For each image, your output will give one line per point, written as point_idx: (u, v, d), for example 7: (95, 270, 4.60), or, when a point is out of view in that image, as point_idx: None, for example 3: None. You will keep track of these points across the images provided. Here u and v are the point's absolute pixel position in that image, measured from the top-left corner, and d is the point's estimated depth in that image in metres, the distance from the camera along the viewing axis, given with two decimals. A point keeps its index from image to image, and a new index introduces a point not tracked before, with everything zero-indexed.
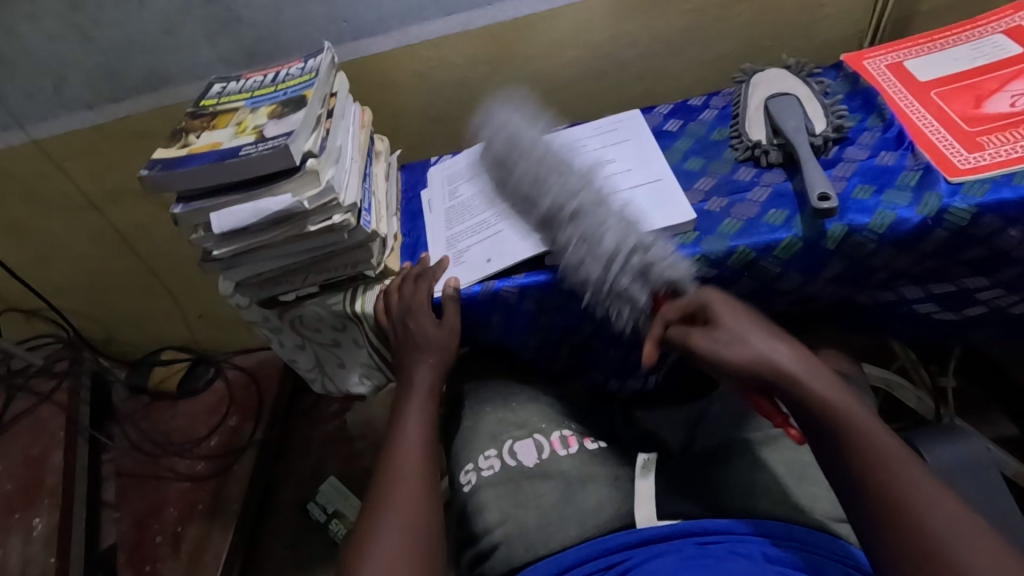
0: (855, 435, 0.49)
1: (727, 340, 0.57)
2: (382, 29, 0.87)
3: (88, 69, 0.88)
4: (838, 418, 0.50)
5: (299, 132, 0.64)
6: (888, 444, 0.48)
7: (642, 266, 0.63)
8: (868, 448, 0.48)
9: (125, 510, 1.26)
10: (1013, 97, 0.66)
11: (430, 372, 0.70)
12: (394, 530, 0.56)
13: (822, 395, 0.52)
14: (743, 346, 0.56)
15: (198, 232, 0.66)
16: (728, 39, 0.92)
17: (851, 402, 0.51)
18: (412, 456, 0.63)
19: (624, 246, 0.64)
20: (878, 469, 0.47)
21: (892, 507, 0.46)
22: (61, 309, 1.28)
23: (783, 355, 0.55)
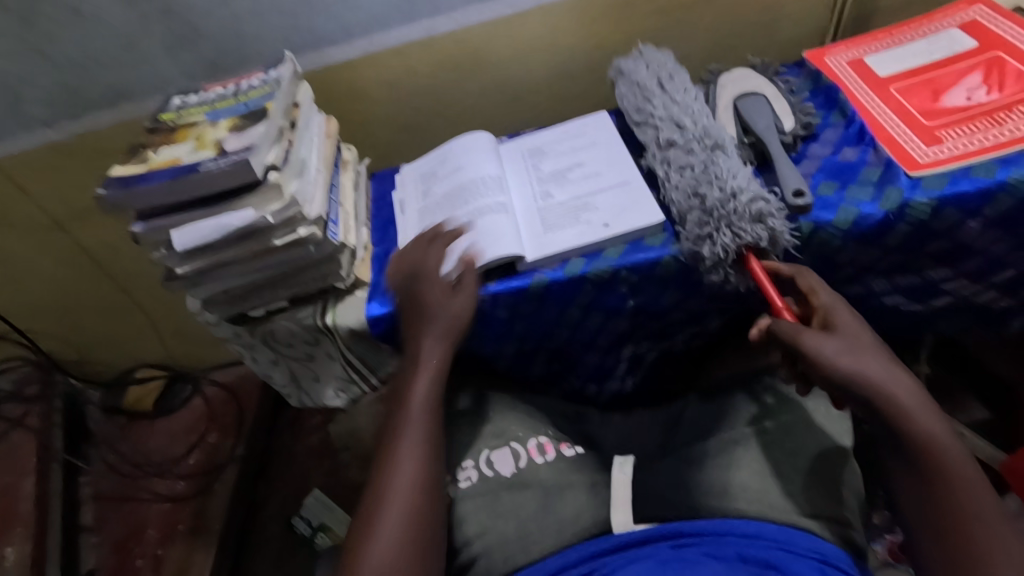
0: (945, 481, 0.49)
1: (836, 351, 0.54)
2: (346, 38, 0.86)
3: (44, 86, 0.86)
4: (938, 459, 0.50)
5: (260, 144, 0.62)
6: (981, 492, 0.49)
7: (760, 211, 0.61)
8: (957, 493, 0.49)
9: (104, 534, 1.22)
10: (969, 91, 0.67)
11: (441, 343, 0.64)
12: (393, 534, 0.55)
13: (916, 432, 0.51)
14: (853, 360, 0.53)
15: (160, 251, 0.64)
16: (693, 38, 0.93)
17: (955, 445, 0.51)
18: (414, 442, 0.60)
19: (748, 190, 0.63)
20: (966, 519, 0.48)
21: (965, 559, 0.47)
22: (28, 331, 1.24)
23: (893, 379, 0.53)
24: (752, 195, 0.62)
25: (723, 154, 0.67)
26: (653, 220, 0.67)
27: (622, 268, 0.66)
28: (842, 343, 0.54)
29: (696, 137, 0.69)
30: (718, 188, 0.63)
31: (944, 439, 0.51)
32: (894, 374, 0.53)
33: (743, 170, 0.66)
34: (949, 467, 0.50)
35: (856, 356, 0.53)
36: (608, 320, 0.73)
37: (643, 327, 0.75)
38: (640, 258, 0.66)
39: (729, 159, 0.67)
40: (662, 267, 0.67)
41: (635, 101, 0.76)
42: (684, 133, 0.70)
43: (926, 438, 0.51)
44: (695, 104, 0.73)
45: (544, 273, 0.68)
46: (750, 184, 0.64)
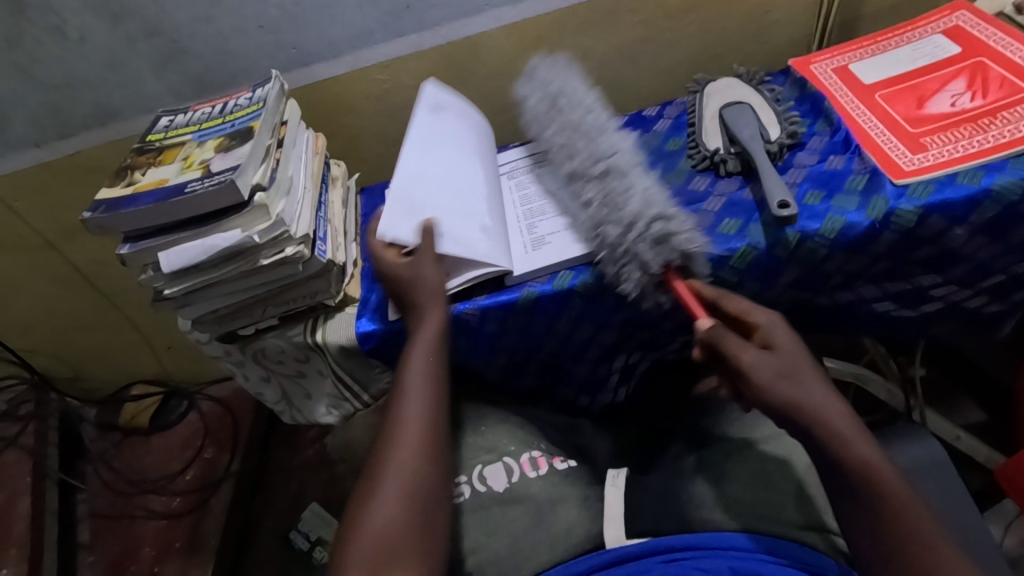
0: (891, 508, 0.48)
1: (774, 378, 0.54)
2: (333, 54, 0.87)
3: (32, 109, 0.86)
4: (880, 486, 0.49)
5: (245, 165, 0.62)
6: (926, 525, 0.48)
7: (659, 234, 0.61)
8: (903, 522, 0.48)
9: (101, 553, 1.21)
10: (953, 97, 0.67)
11: (436, 318, 0.64)
12: (391, 506, 0.53)
13: (853, 460, 0.50)
14: (788, 386, 0.53)
15: (147, 273, 0.64)
16: (680, 48, 0.93)
17: (894, 474, 0.50)
18: (412, 417, 0.59)
19: (644, 213, 0.62)
20: (921, 552, 0.47)
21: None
22: (20, 350, 1.24)
23: (827, 405, 0.53)
24: (649, 219, 0.62)
25: (619, 173, 0.67)
26: None
27: (609, 280, 0.67)
28: (779, 366, 0.55)
29: (593, 162, 0.69)
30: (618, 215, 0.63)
31: (882, 467, 0.50)
32: (826, 396, 0.53)
33: (641, 187, 0.65)
34: (893, 494, 0.49)
35: (792, 380, 0.54)
36: (597, 332, 0.73)
37: (633, 338, 0.75)
38: None
39: (628, 177, 0.66)
40: None
41: (546, 137, 0.78)
42: (583, 158, 0.70)
43: (867, 465, 0.50)
44: (590, 122, 0.72)
45: (533, 287, 0.68)
46: (647, 202, 0.63)
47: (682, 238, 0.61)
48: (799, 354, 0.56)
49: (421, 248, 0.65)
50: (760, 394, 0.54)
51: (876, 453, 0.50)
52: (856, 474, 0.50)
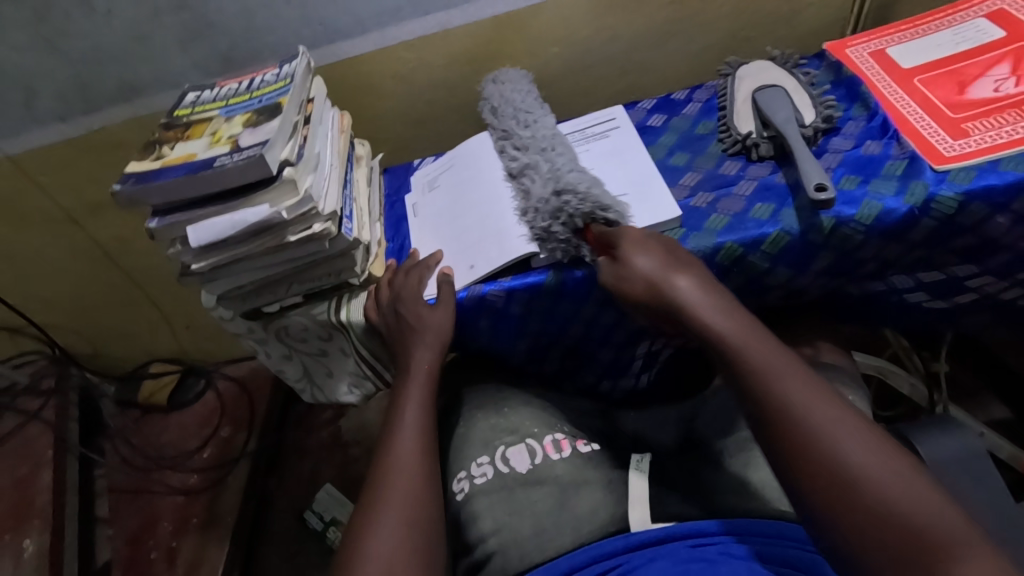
0: (757, 371, 0.51)
1: (636, 283, 0.59)
2: (359, 31, 0.86)
3: (59, 82, 0.86)
4: (771, 382, 0.50)
5: (274, 140, 0.62)
6: (804, 389, 0.49)
7: (557, 207, 0.64)
8: (782, 397, 0.49)
9: (119, 527, 1.23)
10: (997, 82, 0.65)
11: (431, 359, 0.67)
12: (394, 532, 0.54)
13: (727, 337, 0.53)
14: (650, 287, 0.58)
15: (176, 247, 0.64)
16: (710, 30, 0.92)
17: (761, 346, 0.52)
18: (409, 446, 0.61)
19: (549, 193, 0.66)
20: (801, 410, 0.48)
21: (802, 458, 0.46)
22: (43, 325, 1.25)
23: (690, 296, 0.56)
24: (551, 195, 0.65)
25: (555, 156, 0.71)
26: (671, 216, 0.66)
27: None
28: (646, 271, 0.58)
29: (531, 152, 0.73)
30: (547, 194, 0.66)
31: (756, 343, 0.52)
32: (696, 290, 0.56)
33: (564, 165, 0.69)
34: (760, 366, 0.51)
35: (654, 284, 0.58)
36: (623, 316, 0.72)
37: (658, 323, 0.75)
38: None
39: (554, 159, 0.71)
40: None
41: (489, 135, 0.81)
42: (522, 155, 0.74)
43: (739, 350, 0.53)
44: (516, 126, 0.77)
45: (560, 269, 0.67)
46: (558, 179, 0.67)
47: (580, 203, 0.63)
48: (668, 259, 0.59)
49: (441, 297, 0.68)
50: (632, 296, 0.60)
51: (753, 342, 0.53)
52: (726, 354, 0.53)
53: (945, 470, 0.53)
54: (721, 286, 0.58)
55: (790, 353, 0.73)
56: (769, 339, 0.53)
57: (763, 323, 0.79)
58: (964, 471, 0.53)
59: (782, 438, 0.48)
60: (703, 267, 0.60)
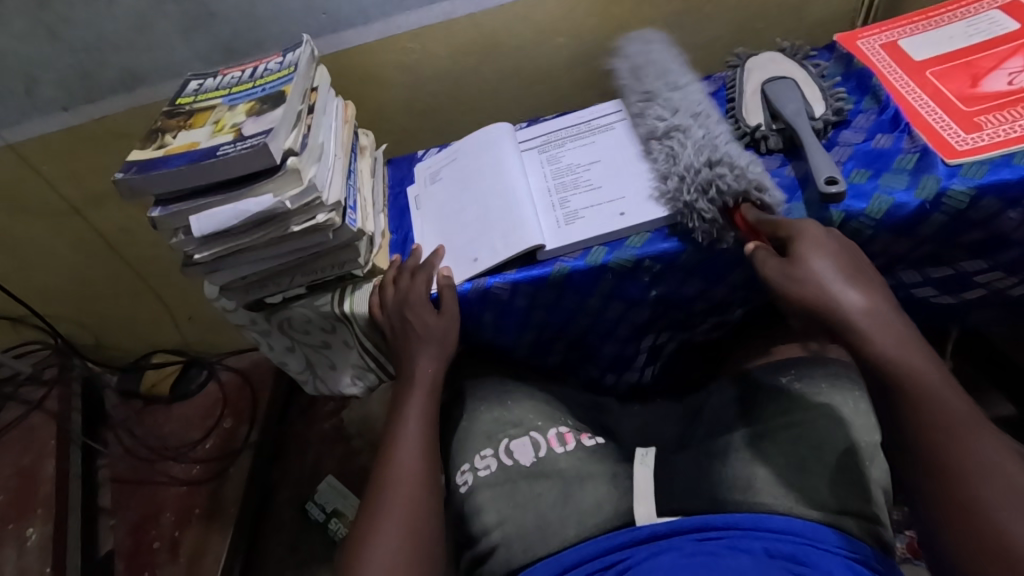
0: (916, 398, 0.48)
1: (808, 283, 0.54)
2: (363, 20, 0.85)
3: (61, 70, 0.85)
4: (933, 419, 0.47)
5: (277, 129, 0.61)
6: (961, 408, 0.47)
7: (709, 180, 0.63)
8: (930, 407, 0.48)
9: (122, 517, 1.24)
10: (1011, 75, 0.64)
11: (433, 367, 0.68)
12: (393, 539, 0.55)
13: (888, 359, 0.50)
14: (824, 293, 0.53)
15: (178, 236, 0.63)
16: (718, 21, 0.90)
17: (929, 363, 0.50)
18: (410, 454, 0.62)
19: (697, 164, 0.65)
20: (958, 447, 0.46)
21: (942, 478, 0.46)
22: (46, 315, 1.25)
23: (857, 302, 0.52)
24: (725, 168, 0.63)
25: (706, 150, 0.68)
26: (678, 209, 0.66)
27: (644, 258, 0.65)
28: (817, 275, 0.54)
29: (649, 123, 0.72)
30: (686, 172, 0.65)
31: (907, 356, 0.50)
32: (876, 305, 0.53)
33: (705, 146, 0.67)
34: (930, 396, 0.48)
35: (831, 288, 0.53)
36: (628, 310, 0.72)
37: (664, 317, 0.74)
38: (664, 248, 0.65)
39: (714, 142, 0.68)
40: (685, 257, 0.65)
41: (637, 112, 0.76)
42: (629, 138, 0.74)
43: (895, 362, 0.50)
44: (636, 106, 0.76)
45: (565, 262, 0.67)
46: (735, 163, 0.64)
47: (736, 182, 0.62)
48: (842, 263, 0.55)
49: (445, 303, 0.68)
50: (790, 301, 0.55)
51: (932, 369, 0.49)
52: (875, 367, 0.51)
53: None
54: (889, 295, 0.54)
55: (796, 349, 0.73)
56: (923, 349, 0.51)
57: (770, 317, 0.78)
58: None
59: (923, 452, 0.47)
60: (878, 277, 0.56)
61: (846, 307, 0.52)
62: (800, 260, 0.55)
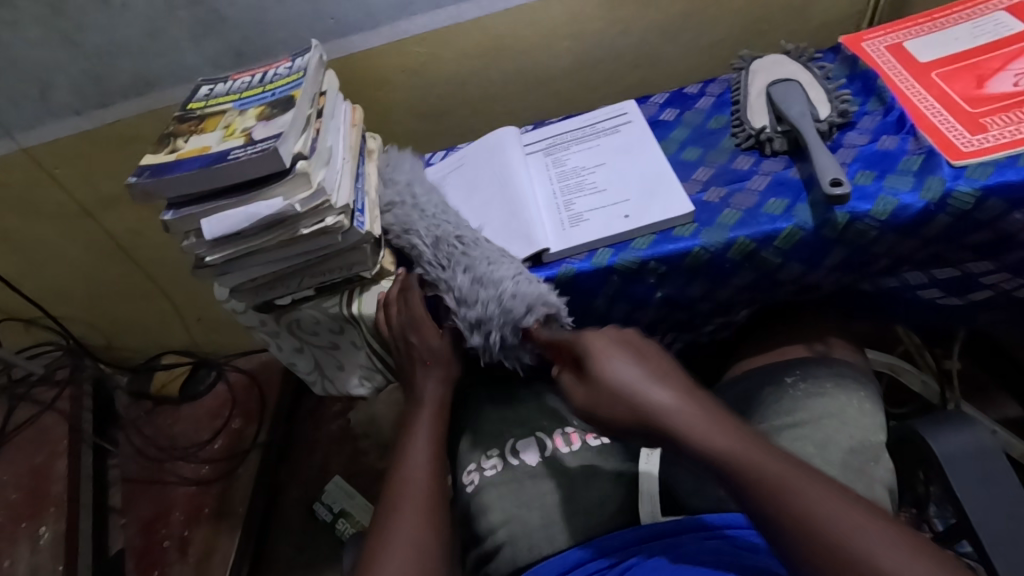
0: (745, 470, 0.44)
1: (610, 402, 0.52)
2: (371, 25, 0.86)
3: (74, 75, 0.87)
4: (771, 481, 0.43)
5: (287, 133, 0.62)
6: (778, 468, 0.44)
7: (489, 326, 0.64)
8: (761, 480, 0.43)
9: (132, 516, 1.25)
10: (1016, 76, 0.64)
11: (441, 389, 0.70)
12: (405, 548, 0.54)
13: (702, 448, 0.47)
14: (622, 400, 0.52)
15: (190, 239, 0.64)
16: (724, 23, 0.91)
17: (734, 436, 0.47)
18: (419, 470, 0.62)
19: (478, 305, 0.64)
20: (792, 495, 0.42)
21: (810, 540, 0.40)
22: (57, 316, 1.27)
23: (657, 397, 0.50)
24: (512, 300, 0.63)
25: (483, 259, 0.66)
26: (682, 211, 0.66)
27: (650, 260, 0.65)
28: (618, 381, 0.52)
29: (424, 244, 0.69)
30: (459, 318, 0.66)
31: (724, 440, 0.47)
32: (649, 391, 0.51)
33: (466, 272, 0.66)
34: (753, 465, 0.44)
35: (624, 393, 0.52)
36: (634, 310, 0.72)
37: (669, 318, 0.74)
38: (670, 250, 0.65)
39: (457, 262, 0.67)
40: (691, 259, 0.65)
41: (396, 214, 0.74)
42: (416, 243, 0.70)
43: (704, 454, 0.47)
44: (418, 214, 0.73)
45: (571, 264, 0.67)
46: (497, 284, 0.64)
47: (505, 325, 0.63)
48: (621, 352, 0.54)
49: (449, 325, 0.70)
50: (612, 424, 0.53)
51: (734, 437, 0.46)
52: (708, 468, 0.46)
53: (957, 469, 0.53)
54: (683, 376, 0.53)
55: (800, 350, 0.73)
56: (732, 423, 0.48)
57: (778, 317, 0.78)
58: (974, 467, 0.53)
59: (775, 510, 0.42)
60: (671, 363, 0.55)
61: (644, 405, 0.50)
62: (597, 377, 0.54)
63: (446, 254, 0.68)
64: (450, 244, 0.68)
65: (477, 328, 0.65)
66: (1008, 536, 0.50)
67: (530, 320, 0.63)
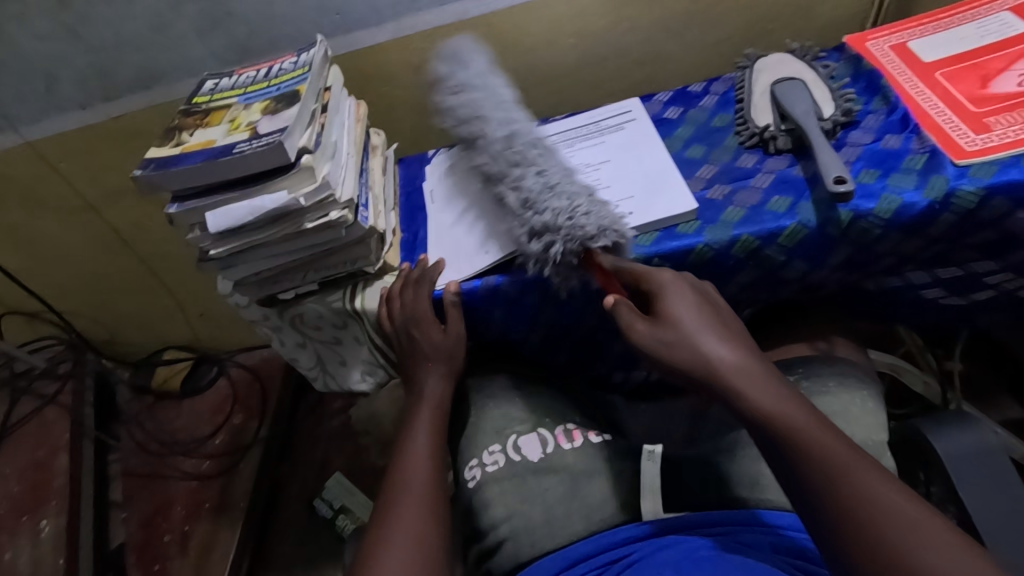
0: (808, 442, 0.46)
1: (676, 342, 0.53)
2: (376, 21, 0.86)
3: (79, 68, 0.87)
4: (834, 457, 0.45)
5: (293, 127, 0.62)
6: (845, 454, 0.45)
7: (544, 227, 0.63)
8: (824, 460, 0.45)
9: (133, 510, 1.25)
10: (1021, 76, 0.64)
11: (442, 385, 0.70)
12: (404, 543, 0.54)
13: (767, 410, 0.49)
14: (692, 347, 0.52)
15: (194, 232, 0.64)
16: (729, 22, 0.91)
17: (798, 406, 0.49)
18: (419, 466, 0.62)
19: (548, 207, 0.63)
20: (847, 474, 0.44)
21: (856, 513, 0.43)
22: (60, 310, 1.27)
23: (725, 355, 0.52)
24: (584, 214, 0.62)
25: (553, 168, 0.69)
26: (686, 208, 0.66)
27: (654, 256, 0.65)
28: (686, 327, 0.53)
29: (497, 137, 0.72)
30: (522, 221, 0.65)
31: (786, 407, 0.49)
32: (720, 346, 0.52)
33: (535, 180, 0.67)
34: (810, 435, 0.47)
35: (694, 341, 0.52)
36: None
37: None
38: (674, 247, 0.65)
39: (523, 175, 0.68)
40: (695, 256, 0.65)
41: (473, 108, 0.75)
42: (490, 129, 0.73)
43: (771, 411, 0.48)
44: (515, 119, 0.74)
45: None
46: (572, 199, 0.64)
47: (567, 242, 0.62)
48: (693, 302, 0.55)
49: (451, 320, 0.70)
50: (671, 360, 0.53)
51: (807, 413, 0.48)
52: (770, 427, 0.48)
53: (960, 467, 0.53)
54: (749, 339, 0.55)
55: (803, 348, 0.73)
56: (794, 394, 0.50)
57: (782, 316, 0.78)
58: (976, 466, 0.53)
59: (830, 483, 0.44)
60: (741, 327, 0.56)
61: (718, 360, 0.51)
62: (664, 319, 0.54)
63: (521, 153, 0.70)
64: (523, 146, 0.71)
65: (538, 237, 0.64)
66: (1010, 535, 0.50)
67: (597, 244, 0.62)
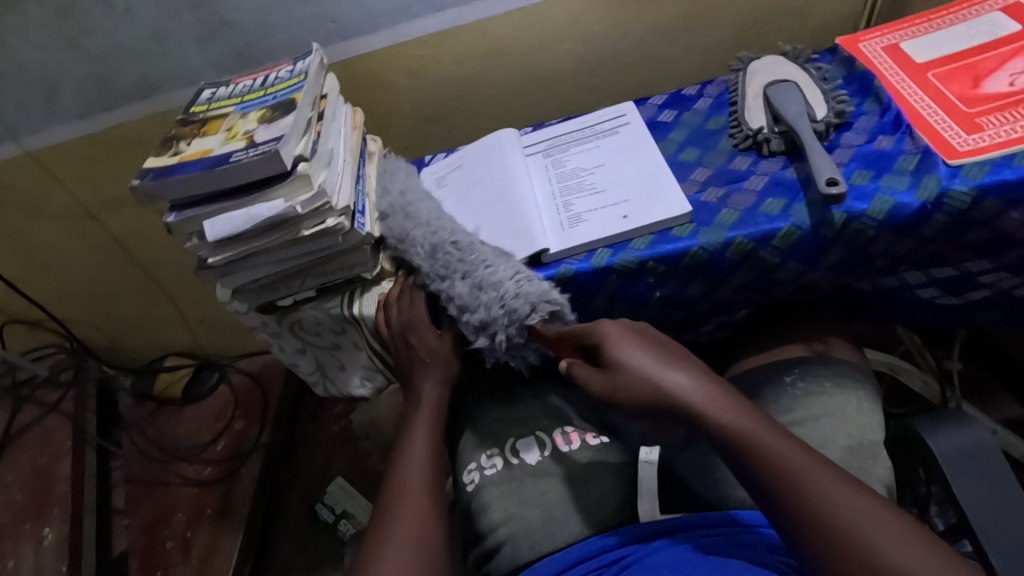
0: (768, 459, 0.47)
1: (630, 381, 0.52)
2: (372, 28, 0.87)
3: (79, 79, 0.88)
4: (788, 470, 0.46)
5: (288, 136, 0.63)
6: (791, 457, 0.47)
7: (482, 323, 0.64)
8: (780, 472, 0.46)
9: (136, 517, 1.26)
10: (1012, 76, 0.65)
11: (439, 390, 0.71)
12: (403, 546, 0.54)
13: (723, 427, 0.49)
14: (647, 386, 0.52)
15: (193, 241, 0.65)
16: (723, 25, 0.91)
17: (749, 416, 0.49)
18: (418, 470, 0.62)
19: (481, 307, 0.64)
20: (803, 484, 0.45)
21: (831, 527, 0.43)
22: (62, 318, 1.28)
23: (678, 379, 0.51)
24: (516, 300, 0.63)
25: (480, 263, 0.65)
26: (681, 211, 0.67)
27: (649, 259, 0.66)
28: (634, 362, 0.53)
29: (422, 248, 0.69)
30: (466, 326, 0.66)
31: (741, 425, 0.49)
32: (682, 379, 0.51)
33: (462, 283, 0.65)
34: (772, 450, 0.47)
35: (647, 376, 0.52)
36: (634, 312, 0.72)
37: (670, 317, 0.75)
38: (668, 250, 0.65)
39: (454, 276, 0.66)
40: (689, 259, 0.66)
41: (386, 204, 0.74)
42: (416, 242, 0.70)
43: (726, 432, 0.49)
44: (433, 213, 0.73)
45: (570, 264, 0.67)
46: (497, 286, 0.63)
47: (509, 329, 0.64)
48: (636, 339, 0.55)
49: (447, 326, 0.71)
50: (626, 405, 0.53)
51: (762, 425, 0.49)
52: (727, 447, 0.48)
53: (956, 468, 0.53)
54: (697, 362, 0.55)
55: (799, 348, 0.73)
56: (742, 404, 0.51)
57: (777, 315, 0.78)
58: (971, 466, 0.53)
59: (794, 502, 0.45)
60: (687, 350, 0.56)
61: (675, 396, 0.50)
62: (613, 364, 0.54)
63: (443, 263, 0.67)
64: (444, 247, 0.68)
65: (482, 330, 0.65)
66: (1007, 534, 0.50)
67: (533, 321, 0.63)
